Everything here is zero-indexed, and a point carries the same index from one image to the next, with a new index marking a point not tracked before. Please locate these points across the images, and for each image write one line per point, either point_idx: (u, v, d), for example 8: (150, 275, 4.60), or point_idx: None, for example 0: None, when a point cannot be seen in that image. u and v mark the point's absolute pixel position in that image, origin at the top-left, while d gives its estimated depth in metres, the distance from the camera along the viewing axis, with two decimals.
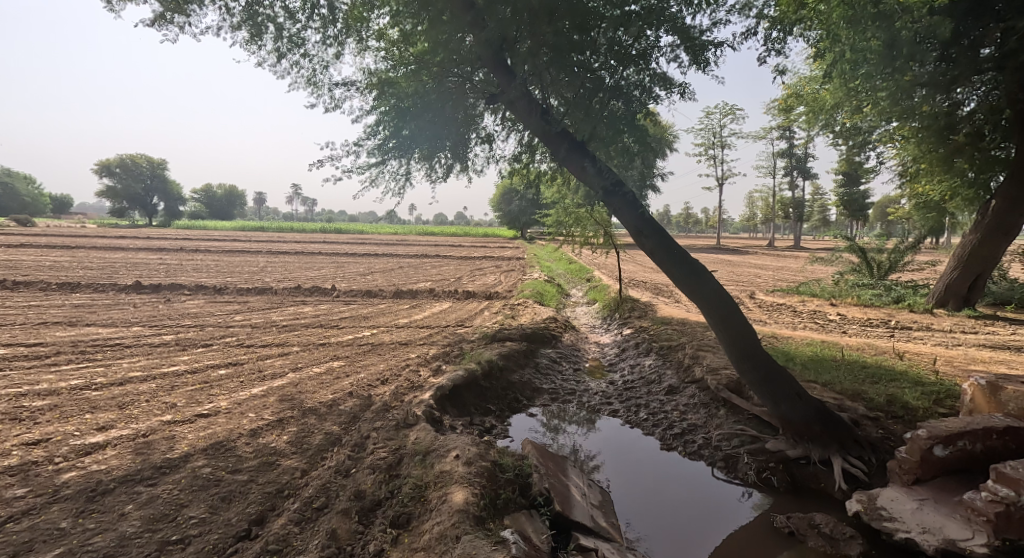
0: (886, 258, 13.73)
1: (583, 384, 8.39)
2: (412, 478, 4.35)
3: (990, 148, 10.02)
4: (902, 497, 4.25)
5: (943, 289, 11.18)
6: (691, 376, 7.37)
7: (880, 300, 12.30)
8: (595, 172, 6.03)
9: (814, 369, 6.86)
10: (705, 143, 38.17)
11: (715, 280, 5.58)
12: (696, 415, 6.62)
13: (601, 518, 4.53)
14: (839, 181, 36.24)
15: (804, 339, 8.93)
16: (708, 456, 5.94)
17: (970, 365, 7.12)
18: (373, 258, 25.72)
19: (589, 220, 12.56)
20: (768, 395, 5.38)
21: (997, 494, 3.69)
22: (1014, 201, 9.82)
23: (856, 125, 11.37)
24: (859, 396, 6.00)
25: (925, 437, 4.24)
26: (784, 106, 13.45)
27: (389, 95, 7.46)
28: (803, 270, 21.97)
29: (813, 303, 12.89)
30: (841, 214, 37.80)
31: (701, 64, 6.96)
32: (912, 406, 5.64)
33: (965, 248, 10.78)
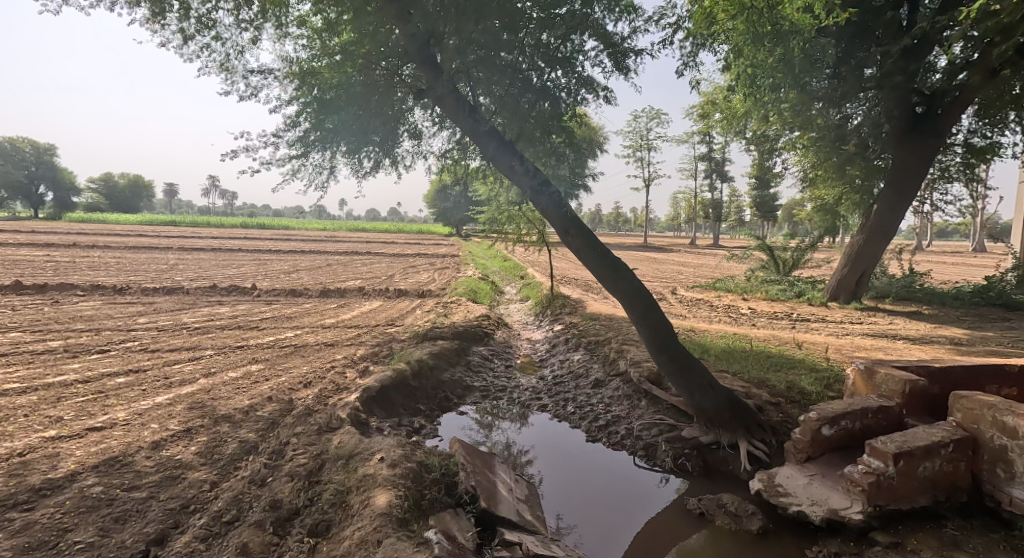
0: (790, 256, 14.96)
1: (513, 380, 8.50)
2: (334, 483, 4.21)
3: (875, 158, 11.25)
4: (796, 474, 4.66)
5: (836, 283, 12.40)
6: (616, 370, 7.69)
7: (784, 294, 13.44)
8: (524, 171, 6.11)
9: (726, 360, 7.39)
10: (632, 145, 39.52)
11: (637, 279, 5.82)
12: (620, 406, 6.91)
13: (527, 512, 4.61)
14: (752, 184, 38.98)
15: (719, 332, 9.57)
16: (630, 445, 6.23)
17: (856, 352, 7.96)
18: (298, 255, 24.51)
19: (522, 218, 12.70)
20: (683, 385, 5.73)
21: (871, 466, 4.13)
22: (891, 206, 10.95)
23: (764, 132, 12.33)
24: (764, 383, 6.53)
25: (815, 418, 4.69)
26: (701, 113, 14.28)
27: (312, 85, 7.11)
28: (720, 267, 23.53)
29: (727, 298, 13.83)
30: (755, 215, 40.64)
31: (624, 70, 7.24)
32: (807, 391, 6.21)
33: (852, 248, 11.96)
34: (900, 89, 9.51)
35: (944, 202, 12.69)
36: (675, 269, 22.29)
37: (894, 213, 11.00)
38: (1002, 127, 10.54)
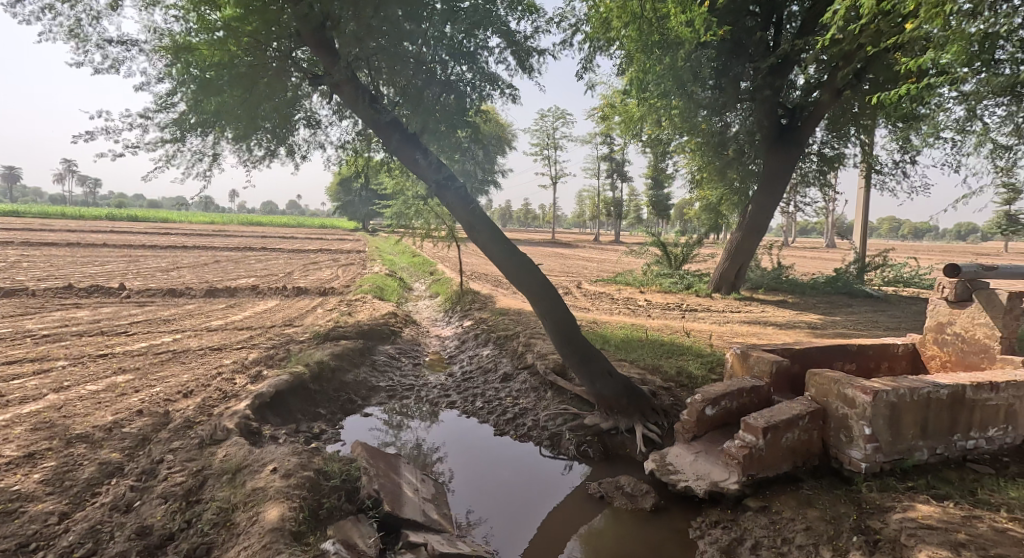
0: (680, 251, 16.13)
1: (421, 378, 8.35)
2: (218, 501, 3.85)
3: (749, 163, 12.48)
4: (684, 452, 5.04)
5: (718, 276, 13.59)
6: (523, 363, 7.84)
7: (676, 287, 14.50)
8: (427, 164, 6.00)
9: (624, 349, 7.82)
10: (539, 143, 40.31)
11: (542, 275, 5.95)
12: (527, 399, 7.03)
13: (433, 511, 4.54)
14: (648, 183, 41.55)
15: (619, 323, 10.11)
16: (536, 436, 6.34)
17: (735, 338, 8.82)
18: (179, 250, 22.10)
19: (429, 213, 12.48)
20: (585, 374, 5.98)
21: (745, 441, 4.57)
22: (762, 207, 12.19)
23: (658, 135, 13.18)
24: (658, 369, 7.01)
25: (700, 399, 5.10)
26: (602, 115, 14.94)
27: (188, 62, 6.31)
28: (620, 262, 24.86)
29: (627, 291, 14.64)
30: (651, 213, 43.40)
31: (527, 69, 7.35)
32: (695, 374, 6.77)
33: (731, 244, 13.17)
34: (768, 102, 10.64)
35: (804, 204, 14.40)
36: (579, 265, 23.17)
37: (765, 213, 12.25)
38: (845, 141, 12.16)
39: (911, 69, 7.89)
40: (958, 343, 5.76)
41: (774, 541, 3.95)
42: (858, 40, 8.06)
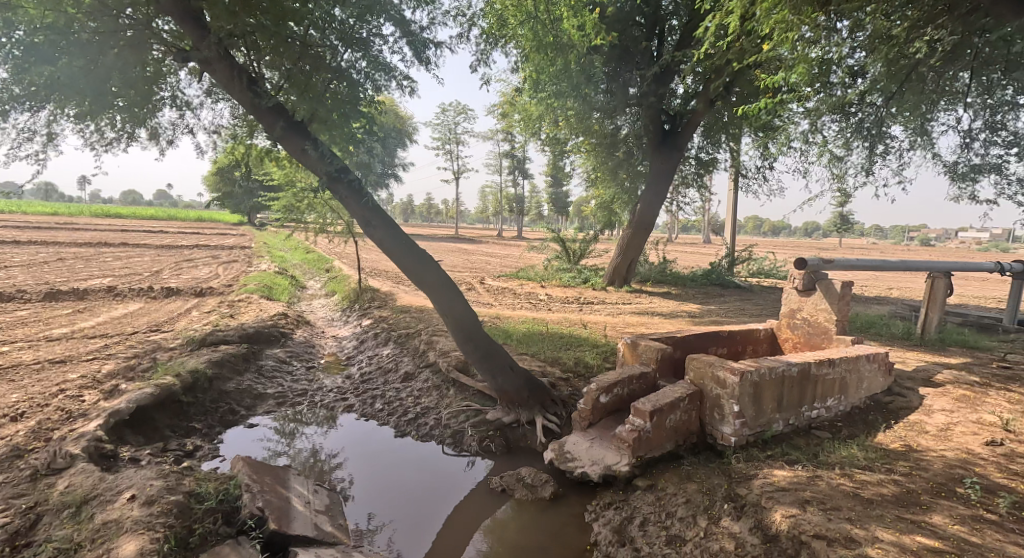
0: (578, 246, 16.78)
1: (315, 382, 7.83)
2: (55, 541, 3.29)
3: (638, 164, 13.27)
4: (580, 439, 5.21)
5: (611, 270, 14.32)
6: (425, 361, 7.66)
7: (574, 281, 15.05)
8: (317, 156, 5.58)
9: (526, 342, 7.95)
10: (441, 138, 39.72)
11: (443, 271, 5.83)
12: (429, 397, 6.87)
13: (326, 524, 4.25)
14: (548, 181, 42.81)
15: (521, 317, 10.26)
16: (438, 434, 6.20)
17: (628, 328, 9.34)
18: (13, 247, 18.72)
19: (322, 206, 11.74)
20: (487, 370, 5.97)
21: (634, 425, 4.82)
22: (650, 205, 13.04)
23: (556, 134, 13.56)
24: (557, 361, 7.20)
25: (595, 388, 5.31)
26: (503, 112, 15.06)
27: (12, 22, 5.27)
28: (523, 258, 25.31)
29: (528, 285, 14.93)
30: (551, 210, 44.71)
31: (424, 61, 7.15)
32: (591, 364, 7.05)
33: (623, 240, 13.92)
34: (653, 108, 11.42)
35: (685, 204, 15.66)
36: (483, 260, 23.25)
37: (652, 210, 13.12)
38: (718, 147, 13.37)
39: (769, 86, 8.87)
40: (806, 326, 6.59)
41: (660, 517, 4.21)
42: (727, 56, 8.90)
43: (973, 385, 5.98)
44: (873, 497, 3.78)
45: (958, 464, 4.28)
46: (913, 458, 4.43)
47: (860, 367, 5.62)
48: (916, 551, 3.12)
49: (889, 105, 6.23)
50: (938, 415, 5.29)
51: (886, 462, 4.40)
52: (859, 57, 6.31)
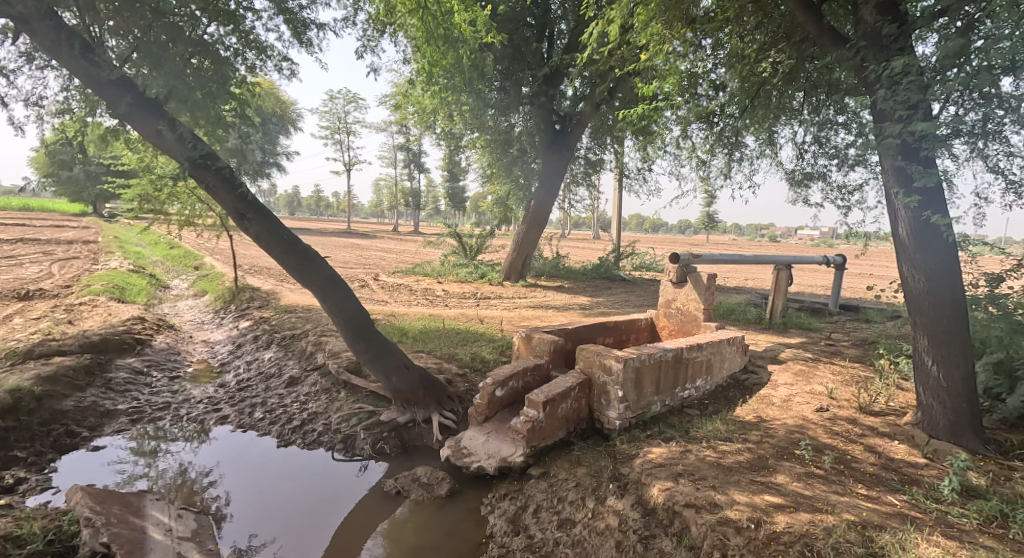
0: (475, 242, 16.79)
1: (182, 393, 7.02)
2: None
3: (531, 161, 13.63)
4: (477, 434, 5.21)
5: (507, 265, 14.50)
6: (312, 364, 7.20)
7: (471, 276, 15.03)
8: (177, 139, 4.98)
9: (422, 340, 7.81)
10: (330, 127, 37.54)
11: (330, 267, 5.51)
12: (317, 402, 6.47)
13: (194, 550, 3.84)
14: (444, 176, 42.43)
15: (417, 314, 10.05)
16: (328, 440, 5.84)
17: (524, 322, 9.57)
18: None
19: (190, 196, 10.53)
20: (380, 370, 5.77)
21: (529, 416, 4.93)
22: (543, 202, 13.42)
23: (450, 128, 13.45)
24: (453, 357, 7.17)
25: (491, 383, 5.36)
26: (395, 104, 14.62)
27: None
28: (419, 253, 24.79)
29: (425, 281, 14.63)
30: (448, 206, 44.33)
31: (304, 43, 6.68)
32: (487, 359, 7.11)
33: (518, 235, 14.16)
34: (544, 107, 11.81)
35: (575, 201, 16.38)
36: (377, 256, 22.43)
37: (545, 207, 13.54)
38: (603, 149, 14.15)
39: (648, 93, 9.55)
40: (680, 315, 7.23)
41: (552, 502, 4.36)
42: (611, 61, 9.43)
43: (809, 361, 6.97)
44: (732, 465, 4.24)
45: (797, 429, 4.96)
46: (764, 428, 5.05)
47: (723, 350, 6.30)
48: (763, 508, 3.55)
49: (743, 118, 6.84)
50: (782, 388, 6.09)
51: (743, 433, 4.96)
52: (720, 73, 7.01)
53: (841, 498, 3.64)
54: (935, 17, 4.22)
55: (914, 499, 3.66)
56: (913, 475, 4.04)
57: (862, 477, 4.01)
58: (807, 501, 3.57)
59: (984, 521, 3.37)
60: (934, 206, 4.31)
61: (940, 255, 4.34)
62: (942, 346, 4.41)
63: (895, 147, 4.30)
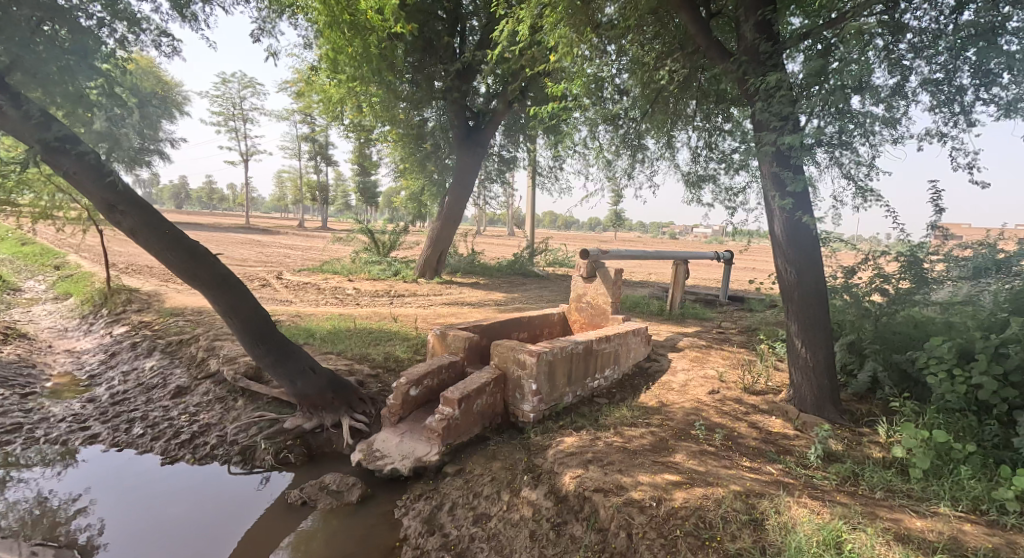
0: (388, 238, 16.27)
1: (40, 411, 6.13)
2: None
3: (445, 157, 13.51)
4: (390, 436, 5.08)
5: (422, 262, 14.19)
6: (204, 371, 6.62)
7: (384, 273, 14.52)
8: (24, 118, 4.32)
9: (330, 340, 7.46)
10: (224, 113, 34.53)
11: (223, 266, 5.10)
12: (209, 412, 5.96)
13: None
14: (355, 169, 40.72)
15: (325, 314, 9.57)
16: (223, 453, 5.40)
17: (438, 320, 9.47)
18: None
19: (49, 186, 9.19)
20: (282, 374, 5.44)
21: (444, 414, 4.89)
22: (458, 198, 13.35)
23: (359, 119, 12.96)
24: (365, 358, 6.93)
25: (405, 382, 5.26)
26: (298, 92, 13.80)
27: None
28: (326, 250, 23.56)
29: (333, 279, 13.93)
30: (358, 201, 42.61)
31: (187, 19, 6.08)
32: (400, 358, 6.96)
33: (432, 231, 13.93)
34: (458, 102, 11.77)
35: (490, 198, 16.48)
36: (281, 253, 21.03)
37: (459, 203, 13.47)
38: (517, 147, 14.35)
39: (558, 93, 9.83)
40: (590, 309, 7.55)
41: (467, 499, 4.37)
42: (521, 61, 9.58)
43: (704, 348, 7.58)
44: (636, 449, 4.51)
45: (693, 411, 5.38)
46: (665, 412, 5.42)
47: (628, 341, 6.67)
48: (663, 486, 3.82)
49: (644, 121, 7.26)
50: (680, 374, 6.57)
51: (646, 418, 5.29)
52: (624, 78, 7.38)
53: (729, 471, 4.01)
54: (799, 40, 4.79)
55: (789, 467, 4.12)
56: (787, 446, 4.55)
57: (747, 451, 4.44)
58: (701, 476, 3.89)
59: (842, 481, 3.88)
60: (803, 207, 4.86)
61: (809, 250, 4.92)
62: (809, 330, 5.00)
63: (771, 154, 4.78)
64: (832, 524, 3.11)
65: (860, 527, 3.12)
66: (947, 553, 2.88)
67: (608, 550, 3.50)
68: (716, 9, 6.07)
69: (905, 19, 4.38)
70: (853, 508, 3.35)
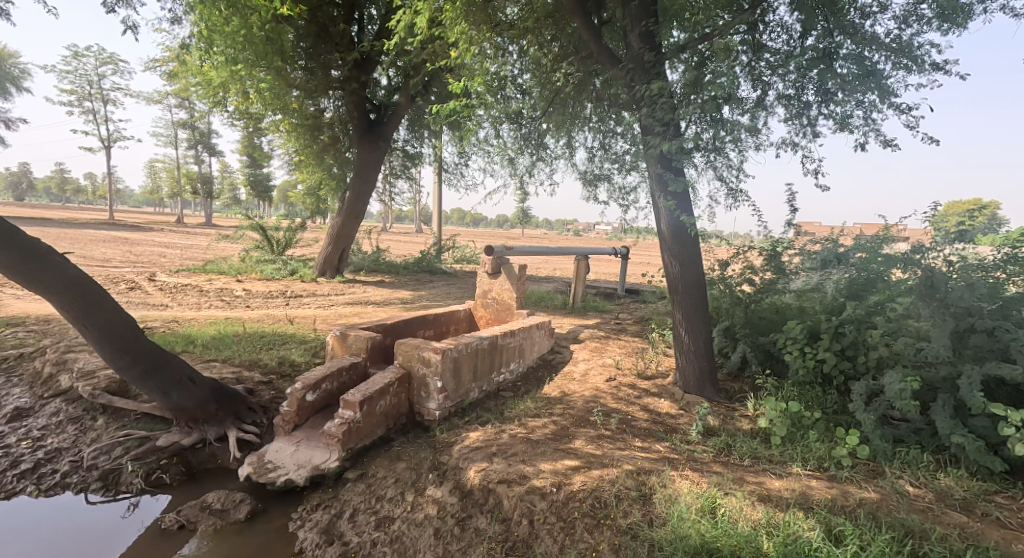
0: (282, 235, 15.18)
1: None
2: None
3: (343, 150, 12.92)
4: (284, 445, 4.79)
5: (321, 261, 13.43)
6: (55, 389, 5.76)
7: (278, 272, 13.53)
8: None
9: (214, 347, 6.85)
10: (80, 92, 30.13)
11: (74, 266, 4.47)
12: (60, 436, 5.21)
13: None
14: (243, 161, 37.55)
15: (209, 318, 8.73)
16: (79, 481, 4.75)
17: (339, 320, 9.06)
18: None
19: None
20: (154, 387, 4.91)
21: (344, 418, 4.70)
22: (359, 193, 12.85)
23: (246, 106, 11.99)
24: (255, 363, 6.45)
25: (300, 387, 4.98)
26: (171, 72, 12.42)
27: None
28: (210, 248, 21.45)
29: (219, 280, 12.73)
30: (248, 195, 39.34)
31: None
32: (296, 362, 6.57)
33: (332, 227, 13.26)
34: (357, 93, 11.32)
35: (393, 194, 16.03)
36: (154, 252, 18.80)
37: (361, 198, 12.97)
38: (421, 142, 14.10)
39: (461, 89, 9.81)
40: (495, 305, 7.66)
41: (369, 504, 4.25)
42: (421, 55, 9.44)
43: (602, 339, 8.01)
44: (539, 438, 4.67)
45: (592, 399, 5.68)
46: (566, 401, 5.66)
47: (532, 334, 6.85)
48: (564, 471, 4.00)
49: (544, 121, 7.46)
50: (581, 364, 6.90)
51: (549, 408, 5.49)
52: (525, 78, 7.55)
53: (623, 452, 4.29)
54: (677, 52, 5.22)
55: (674, 444, 4.50)
56: (673, 425, 4.96)
57: (639, 432, 4.78)
58: (598, 459, 4.13)
59: (718, 452, 4.32)
60: (684, 207, 5.31)
61: (689, 245, 5.39)
62: (690, 317, 5.48)
63: (655, 156, 5.14)
64: (708, 492, 3.46)
65: (731, 492, 3.50)
66: (798, 507, 3.32)
67: (511, 539, 3.59)
68: (607, 17, 6.41)
69: (763, 41, 4.98)
70: (726, 476, 3.75)
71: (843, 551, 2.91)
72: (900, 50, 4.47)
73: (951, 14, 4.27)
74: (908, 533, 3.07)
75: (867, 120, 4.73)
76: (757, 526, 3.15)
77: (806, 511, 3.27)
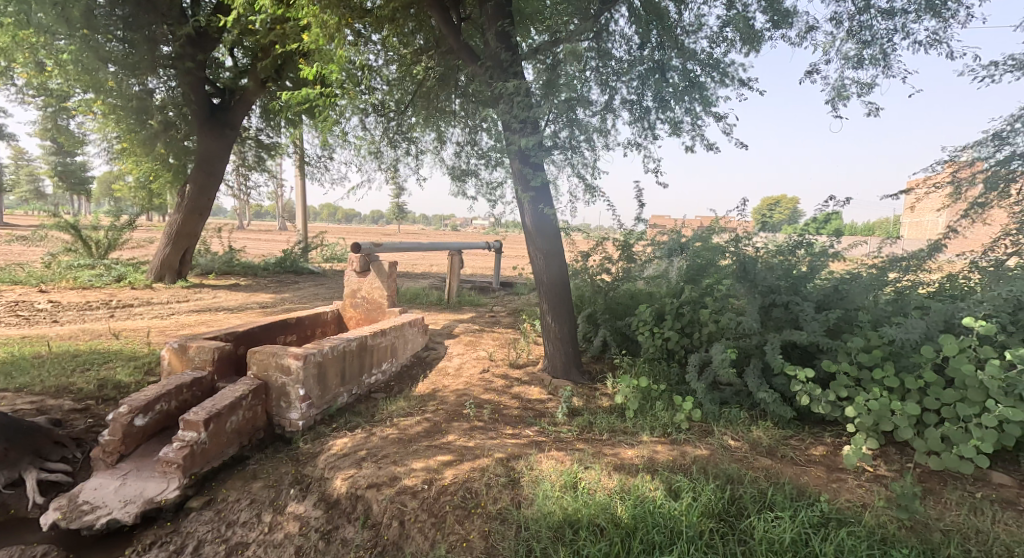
0: (102, 235, 12.93)
1: None
2: None
3: (181, 138, 11.39)
4: (106, 480, 4.09)
5: (157, 264, 11.69)
6: None
7: (99, 279, 11.48)
8: None
9: (6, 374, 5.61)
10: None
11: None
12: None
13: None
14: (46, 147, 31.26)
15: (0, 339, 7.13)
16: None
17: (180, 331, 7.99)
18: None
19: None
20: None
21: (185, 440, 4.17)
22: (202, 188, 11.43)
23: (43, 80, 10.08)
24: (66, 390, 5.42)
25: (126, 411, 4.32)
26: None
27: None
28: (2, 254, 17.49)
29: (14, 291, 10.44)
30: (55, 188, 32.84)
31: None
32: (124, 384, 5.66)
33: (170, 226, 11.64)
34: (193, 75, 10.10)
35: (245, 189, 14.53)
36: None
37: (204, 193, 11.54)
38: (278, 131, 12.98)
39: (317, 76, 9.24)
40: (365, 304, 7.34)
41: (219, 532, 3.82)
42: (270, 37, 8.67)
43: (476, 332, 8.11)
44: (411, 437, 4.60)
45: (465, 392, 5.73)
46: (438, 397, 5.64)
47: (405, 332, 6.69)
48: (435, 466, 3.98)
49: (408, 113, 7.29)
50: (455, 358, 6.92)
51: (421, 405, 5.43)
52: (385, 69, 7.31)
53: (494, 441, 4.40)
54: (532, 53, 5.43)
55: (542, 428, 4.72)
56: (541, 409, 5.22)
57: (510, 420, 4.94)
58: (470, 450, 4.19)
59: (582, 430, 4.63)
60: (545, 201, 5.57)
61: (551, 238, 5.67)
62: (554, 307, 5.77)
63: (515, 152, 5.33)
64: (570, 469, 3.70)
65: (591, 466, 3.78)
66: (646, 471, 3.70)
67: (380, 544, 3.49)
68: (465, 13, 6.48)
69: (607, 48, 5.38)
70: (586, 452, 4.03)
71: (679, 504, 3.29)
72: (713, 65, 5.13)
73: (750, 39, 5.00)
74: (729, 480, 3.58)
75: (694, 126, 5.34)
76: (613, 493, 3.45)
77: (652, 473, 3.66)
